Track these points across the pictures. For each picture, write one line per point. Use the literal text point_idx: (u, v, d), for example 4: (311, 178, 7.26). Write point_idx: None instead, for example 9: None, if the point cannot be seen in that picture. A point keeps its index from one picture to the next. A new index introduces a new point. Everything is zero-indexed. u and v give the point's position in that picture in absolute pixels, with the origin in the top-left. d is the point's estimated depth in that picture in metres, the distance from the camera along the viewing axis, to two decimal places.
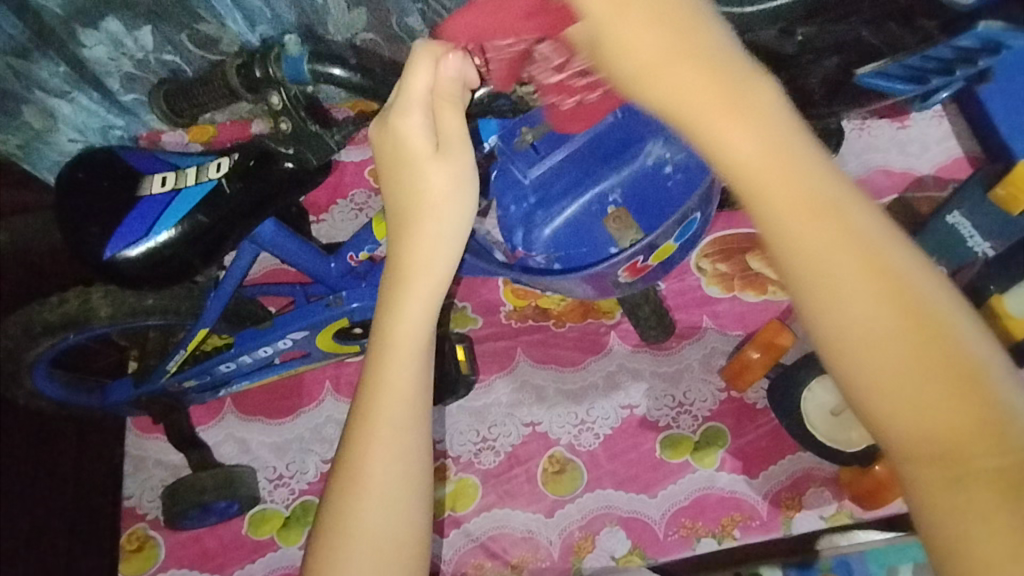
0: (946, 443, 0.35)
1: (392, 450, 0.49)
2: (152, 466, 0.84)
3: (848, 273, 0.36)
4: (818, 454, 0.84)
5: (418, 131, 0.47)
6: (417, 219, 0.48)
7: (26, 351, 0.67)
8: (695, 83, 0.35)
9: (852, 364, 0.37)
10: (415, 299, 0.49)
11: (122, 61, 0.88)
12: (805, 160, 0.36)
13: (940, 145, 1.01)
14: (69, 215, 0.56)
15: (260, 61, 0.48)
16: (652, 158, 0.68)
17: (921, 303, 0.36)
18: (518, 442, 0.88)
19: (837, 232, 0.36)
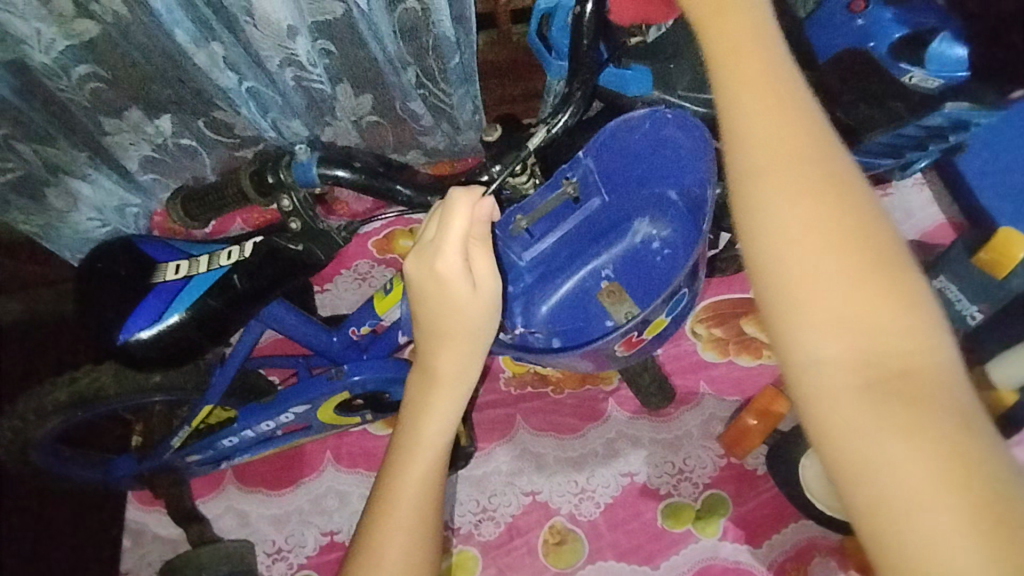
0: (873, 390, 0.35)
1: (409, 542, 0.51)
2: (150, 540, 0.84)
3: (772, 156, 0.39)
4: (822, 523, 0.83)
5: (464, 280, 0.48)
6: (449, 337, 0.50)
7: (34, 430, 0.68)
8: (743, 54, 0.41)
9: (768, 234, 0.38)
10: (443, 405, 0.51)
11: (142, 145, 0.94)
12: (789, 125, 0.40)
13: (923, 211, 1.07)
14: (88, 300, 0.59)
15: (271, 167, 0.53)
16: (640, 236, 0.69)
17: (857, 209, 0.38)
18: (518, 512, 0.88)
19: (814, 192, 0.38)
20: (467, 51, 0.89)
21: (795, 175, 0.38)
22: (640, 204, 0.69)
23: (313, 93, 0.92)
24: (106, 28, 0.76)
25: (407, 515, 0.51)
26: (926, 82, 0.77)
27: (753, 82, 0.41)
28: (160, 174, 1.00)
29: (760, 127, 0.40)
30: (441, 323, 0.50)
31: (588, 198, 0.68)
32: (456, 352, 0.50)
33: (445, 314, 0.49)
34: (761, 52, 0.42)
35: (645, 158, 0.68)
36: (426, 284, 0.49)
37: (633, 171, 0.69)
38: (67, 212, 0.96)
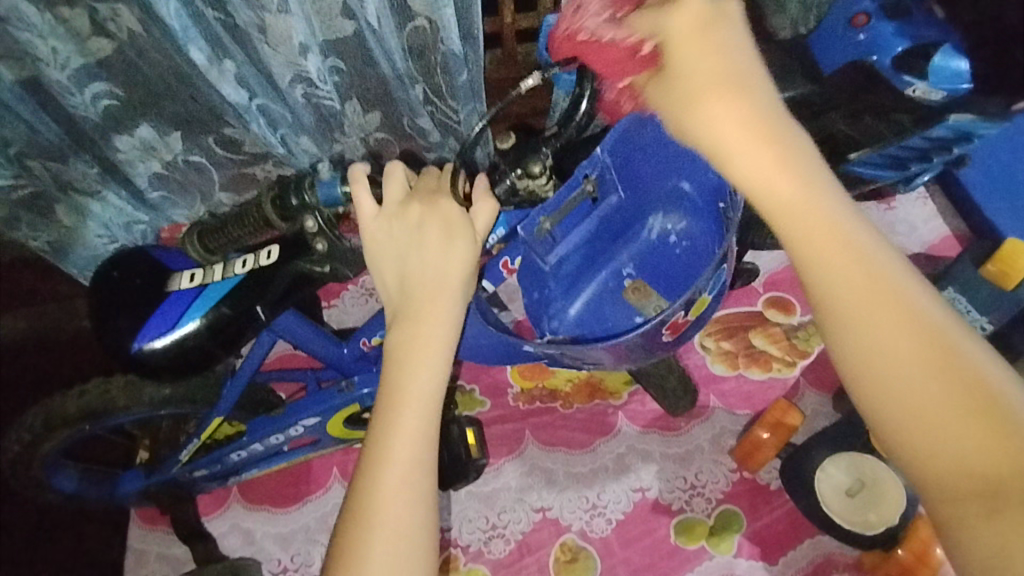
0: (987, 490, 0.39)
1: (401, 486, 0.50)
2: (152, 560, 0.83)
3: (858, 302, 0.42)
4: (839, 539, 0.82)
5: (462, 213, 0.54)
6: (439, 284, 0.54)
7: (41, 444, 0.67)
8: (810, 217, 0.43)
9: (862, 379, 0.42)
10: (427, 348, 0.53)
11: (152, 162, 0.95)
12: (874, 273, 0.42)
13: (927, 224, 1.06)
14: (101, 310, 0.58)
15: (294, 190, 0.55)
16: (655, 231, 0.69)
17: (948, 342, 0.41)
18: (529, 529, 0.86)
19: (909, 335, 0.41)
20: (474, 68, 0.90)
21: (895, 336, 0.41)
22: (655, 199, 0.68)
23: (322, 110, 0.92)
24: (121, 46, 0.78)
25: (404, 460, 0.51)
26: (930, 94, 0.77)
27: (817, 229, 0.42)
28: (169, 192, 1.00)
29: (828, 267, 0.42)
30: (434, 263, 0.54)
31: (608, 194, 0.64)
32: (445, 291, 0.54)
33: (434, 258, 0.54)
34: (829, 211, 0.43)
35: (660, 154, 0.65)
36: (409, 226, 0.54)
37: (649, 166, 0.65)
38: (76, 230, 0.96)
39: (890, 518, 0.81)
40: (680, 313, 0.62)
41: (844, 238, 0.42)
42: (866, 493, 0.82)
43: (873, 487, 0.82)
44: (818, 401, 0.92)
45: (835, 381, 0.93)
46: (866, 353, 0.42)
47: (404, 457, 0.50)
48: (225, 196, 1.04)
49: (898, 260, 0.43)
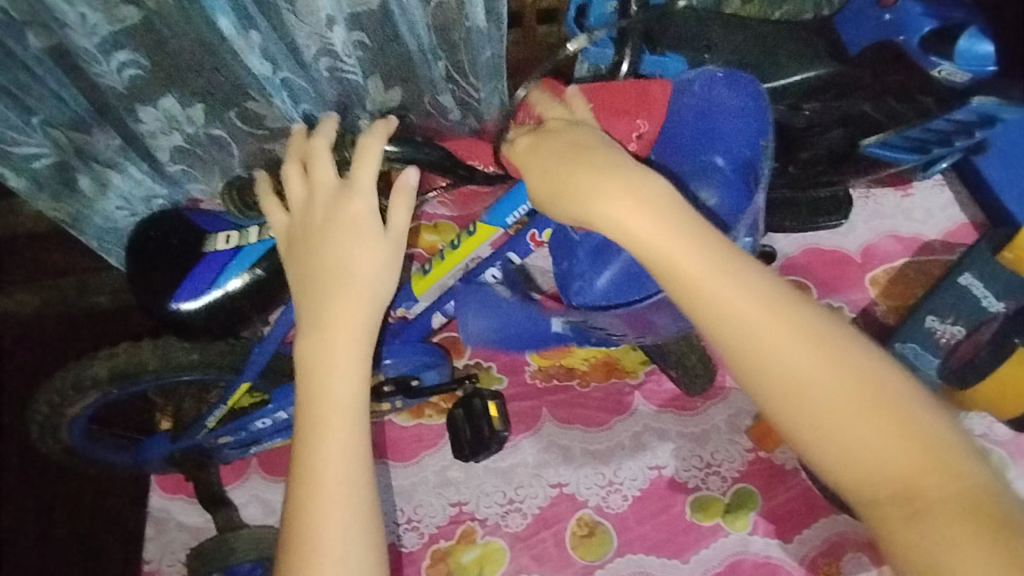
0: (897, 482, 0.47)
1: (338, 485, 0.56)
2: (173, 527, 0.85)
3: (778, 349, 0.49)
4: (854, 517, 0.83)
5: (369, 212, 0.60)
6: (343, 292, 0.58)
7: (71, 406, 0.67)
8: (732, 291, 0.49)
9: (790, 414, 0.49)
10: (342, 358, 0.58)
11: (174, 134, 0.94)
12: (783, 325, 0.49)
13: (944, 212, 1.07)
14: (141, 271, 0.64)
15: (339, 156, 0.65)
16: None
17: (853, 366, 0.49)
18: (546, 504, 0.87)
19: (825, 373, 0.49)
20: (497, 45, 0.90)
21: (809, 373, 0.49)
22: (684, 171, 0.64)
23: (345, 85, 0.92)
24: (148, 15, 0.78)
25: (335, 470, 0.56)
26: (954, 76, 0.75)
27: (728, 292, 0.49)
28: (189, 165, 1.00)
29: (752, 326, 0.49)
30: (337, 270, 0.59)
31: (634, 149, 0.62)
32: (353, 298, 0.59)
33: (341, 264, 0.59)
34: (735, 267, 0.50)
35: (695, 122, 0.64)
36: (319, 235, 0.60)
37: (685, 133, 0.64)
38: (97, 201, 0.97)
39: None
40: None
41: (756, 293, 0.50)
42: None
43: None
44: None
45: None
46: (798, 393, 0.49)
47: (335, 457, 0.57)
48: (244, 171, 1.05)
49: (794, 299, 0.50)
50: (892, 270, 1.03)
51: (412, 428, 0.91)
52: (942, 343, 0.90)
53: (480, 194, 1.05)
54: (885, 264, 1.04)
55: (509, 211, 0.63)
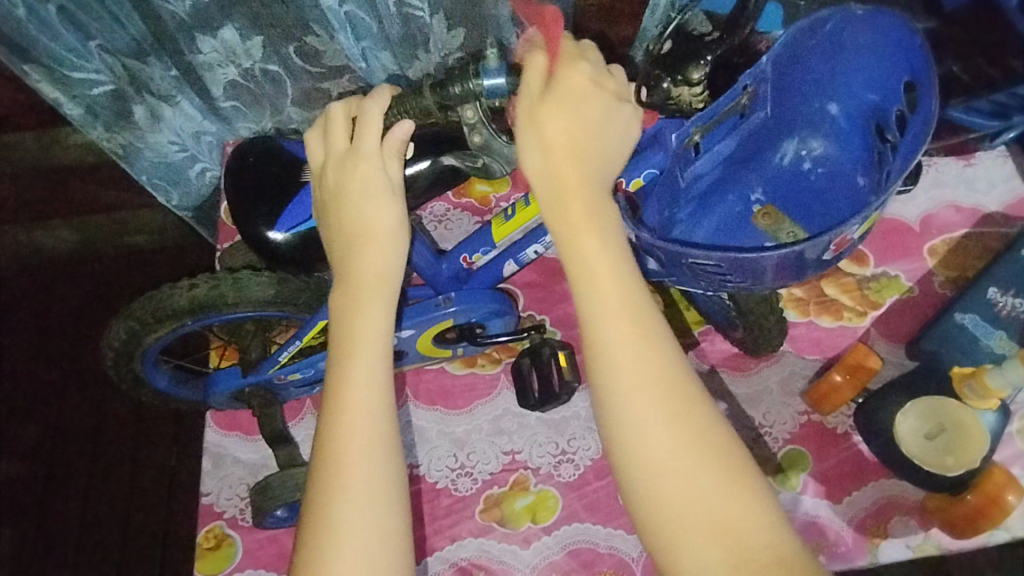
0: (688, 488, 0.48)
1: (360, 417, 0.55)
2: (230, 463, 0.87)
3: (620, 322, 0.52)
4: (905, 481, 0.83)
5: (378, 171, 0.61)
6: (370, 243, 0.60)
7: (148, 334, 0.69)
8: (599, 250, 0.54)
9: (610, 389, 0.51)
10: (373, 305, 0.59)
11: (229, 68, 0.92)
12: (625, 301, 0.53)
13: (1006, 183, 1.02)
14: (239, 200, 0.69)
15: (459, 79, 0.62)
16: (789, 156, 0.77)
17: (670, 367, 0.52)
18: (598, 456, 0.87)
19: (647, 357, 0.51)
20: None
21: (637, 348, 0.51)
22: (799, 124, 0.74)
23: (409, 23, 0.90)
24: None
25: (360, 418, 0.55)
26: None
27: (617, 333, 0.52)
28: (241, 102, 0.97)
29: (634, 375, 0.51)
30: (353, 230, 0.61)
31: (756, 110, 0.69)
32: (380, 249, 0.60)
33: (354, 219, 0.61)
34: (603, 229, 0.55)
35: (823, 66, 0.68)
36: (331, 196, 0.62)
37: (807, 82, 0.70)
38: (148, 134, 0.94)
39: (970, 461, 0.80)
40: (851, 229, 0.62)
41: (615, 263, 0.54)
42: (945, 436, 0.82)
43: (955, 431, 0.82)
44: (889, 350, 0.93)
45: (904, 330, 0.94)
46: (639, 438, 0.50)
47: (359, 397, 0.55)
48: (294, 112, 1.01)
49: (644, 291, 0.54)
50: (952, 240, 1.00)
51: (464, 377, 0.92)
52: (1003, 316, 0.87)
53: None
54: (943, 235, 1.00)
55: None
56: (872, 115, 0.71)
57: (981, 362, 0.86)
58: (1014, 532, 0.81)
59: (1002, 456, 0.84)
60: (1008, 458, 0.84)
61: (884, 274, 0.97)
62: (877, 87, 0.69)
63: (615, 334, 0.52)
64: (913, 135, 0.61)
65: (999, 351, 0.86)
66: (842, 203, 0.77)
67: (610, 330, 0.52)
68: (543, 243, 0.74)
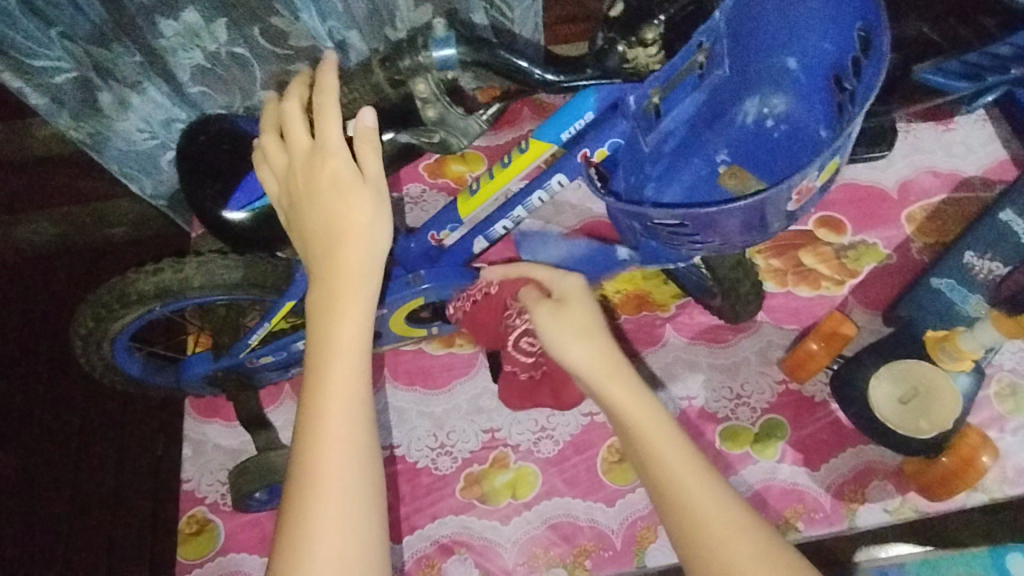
0: None
1: (345, 416, 0.54)
2: (210, 449, 0.87)
3: (686, 482, 0.57)
4: (882, 446, 0.84)
5: (347, 164, 0.57)
6: (345, 246, 0.57)
7: (116, 319, 0.71)
8: (644, 416, 0.60)
9: (697, 555, 0.55)
10: (351, 307, 0.57)
11: (195, 52, 0.90)
12: (682, 457, 0.58)
13: (984, 147, 1.02)
14: (190, 180, 0.69)
15: (408, 52, 0.62)
16: (751, 116, 0.74)
17: (739, 516, 0.56)
18: (577, 431, 0.87)
19: (722, 514, 0.55)
20: None
21: (713, 507, 0.56)
22: (758, 81, 0.72)
23: None
24: None
25: (337, 422, 0.54)
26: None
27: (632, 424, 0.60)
28: (210, 87, 0.96)
29: (708, 513, 0.56)
30: (324, 244, 0.58)
31: (715, 67, 0.68)
32: (355, 246, 0.57)
33: (329, 220, 0.57)
34: (650, 401, 0.61)
35: (776, 16, 0.67)
36: (298, 200, 0.59)
37: (762, 35, 0.68)
38: (116, 121, 0.93)
39: (942, 423, 0.81)
40: (814, 176, 0.61)
41: (659, 425, 0.60)
42: (917, 401, 0.82)
43: (930, 394, 0.82)
44: (866, 317, 0.93)
45: (883, 296, 0.94)
46: None
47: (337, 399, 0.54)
48: (265, 96, 1.00)
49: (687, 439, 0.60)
50: (930, 206, 0.99)
51: (442, 357, 0.92)
52: (979, 280, 0.86)
53: (508, 124, 1.02)
54: (922, 202, 0.99)
55: (568, 122, 0.66)
56: (830, 65, 0.69)
57: (955, 325, 0.86)
58: (989, 493, 0.82)
59: (978, 419, 0.84)
60: (983, 422, 0.85)
61: (862, 242, 0.97)
62: (830, 33, 0.67)
63: (678, 464, 0.58)
64: (869, 82, 0.60)
65: (975, 314, 0.86)
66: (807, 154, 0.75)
67: (672, 464, 0.58)
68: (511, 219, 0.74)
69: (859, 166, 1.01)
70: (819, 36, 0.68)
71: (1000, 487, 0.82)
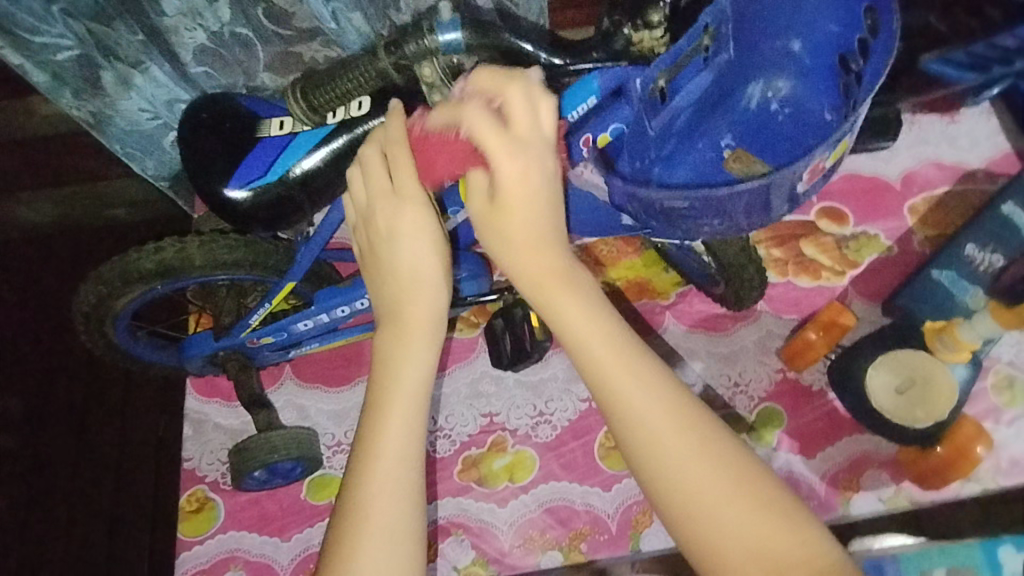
0: (754, 540, 0.49)
1: (398, 455, 0.55)
2: (212, 429, 0.88)
3: (638, 385, 0.52)
4: (878, 436, 0.84)
5: (429, 214, 0.59)
6: (419, 291, 0.58)
7: (118, 297, 0.72)
8: (591, 319, 0.54)
9: (649, 461, 0.51)
10: (416, 348, 0.57)
11: (198, 31, 0.90)
12: (635, 364, 0.53)
13: (989, 140, 1.01)
14: (191, 155, 0.70)
15: (413, 37, 0.64)
16: (755, 99, 0.76)
17: (697, 421, 0.52)
18: (575, 417, 0.88)
19: (673, 414, 0.52)
20: None
21: (665, 411, 0.52)
22: (762, 64, 0.74)
23: None
24: None
25: (391, 458, 0.55)
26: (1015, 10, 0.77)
27: (618, 371, 0.53)
28: (213, 68, 0.95)
29: (655, 418, 0.52)
30: (403, 293, 0.59)
31: (720, 50, 0.69)
32: (426, 294, 0.59)
33: (404, 266, 0.59)
34: (596, 307, 0.55)
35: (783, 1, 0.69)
36: (377, 238, 0.60)
37: (767, 21, 0.71)
38: (119, 101, 0.92)
39: (940, 413, 0.81)
40: (825, 157, 0.62)
41: (611, 335, 0.54)
42: (915, 390, 0.83)
43: (925, 385, 0.83)
44: (866, 308, 0.93)
45: (884, 288, 0.94)
46: (684, 488, 0.50)
47: (396, 437, 0.55)
48: (268, 77, 0.99)
49: (639, 346, 0.55)
50: (933, 198, 0.99)
51: (441, 341, 0.92)
52: (980, 272, 0.85)
53: None
54: (925, 192, 0.99)
55: (574, 105, 0.64)
56: (834, 48, 0.70)
57: (953, 317, 0.85)
58: (983, 484, 0.82)
59: (974, 411, 0.85)
60: (980, 414, 0.85)
61: (863, 233, 0.97)
62: (839, 14, 0.68)
63: (629, 376, 0.53)
64: (876, 61, 0.63)
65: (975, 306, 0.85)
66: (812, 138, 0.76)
67: (622, 374, 0.53)
68: None
69: (862, 157, 1.01)
70: (827, 19, 0.70)
71: (994, 478, 0.83)
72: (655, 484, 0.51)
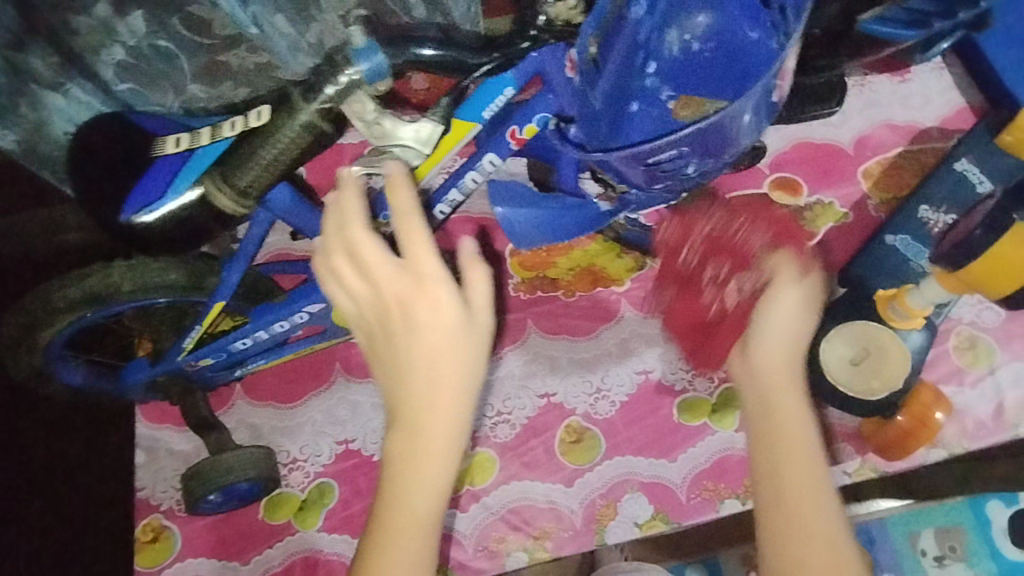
0: (816, 544, 0.63)
1: (409, 554, 0.55)
2: (163, 456, 0.86)
3: (779, 414, 0.68)
4: (841, 410, 0.83)
5: (450, 294, 0.55)
6: (438, 380, 0.55)
7: (45, 328, 0.71)
8: (786, 370, 0.70)
9: (771, 468, 0.66)
10: (433, 444, 0.55)
11: (115, 48, 0.84)
12: (786, 405, 0.69)
13: (941, 96, 0.99)
14: (81, 179, 0.65)
15: (332, 73, 0.57)
16: (676, 45, 0.74)
17: (806, 453, 0.67)
18: (534, 414, 0.86)
19: (795, 441, 0.67)
20: None
21: (794, 439, 0.67)
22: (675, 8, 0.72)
23: None
24: None
25: (404, 555, 0.55)
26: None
27: (774, 394, 0.69)
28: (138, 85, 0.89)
29: (784, 438, 0.67)
30: (421, 400, 0.55)
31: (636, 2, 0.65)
32: (443, 386, 0.55)
33: (420, 353, 0.55)
34: (790, 363, 0.71)
35: None
36: (392, 323, 0.56)
37: None
38: None
39: (893, 381, 0.80)
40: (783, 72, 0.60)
41: (786, 371, 0.70)
42: (870, 361, 0.81)
43: (879, 354, 0.81)
44: None
45: (841, 257, 0.93)
46: (785, 491, 0.65)
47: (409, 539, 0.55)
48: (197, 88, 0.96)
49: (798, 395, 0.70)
50: (886, 160, 0.97)
51: None
52: (933, 233, 0.85)
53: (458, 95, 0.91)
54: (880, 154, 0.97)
55: (488, 100, 0.61)
56: None
57: (907, 281, 0.84)
58: (950, 449, 0.81)
59: (934, 376, 0.84)
60: (942, 377, 0.84)
61: (818, 202, 0.95)
62: None
63: (784, 402, 0.69)
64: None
65: None
66: (749, 60, 0.74)
67: (781, 411, 0.68)
68: (446, 204, 0.72)
69: (813, 124, 0.98)
70: None
71: (960, 442, 0.81)
72: (767, 494, 0.66)
